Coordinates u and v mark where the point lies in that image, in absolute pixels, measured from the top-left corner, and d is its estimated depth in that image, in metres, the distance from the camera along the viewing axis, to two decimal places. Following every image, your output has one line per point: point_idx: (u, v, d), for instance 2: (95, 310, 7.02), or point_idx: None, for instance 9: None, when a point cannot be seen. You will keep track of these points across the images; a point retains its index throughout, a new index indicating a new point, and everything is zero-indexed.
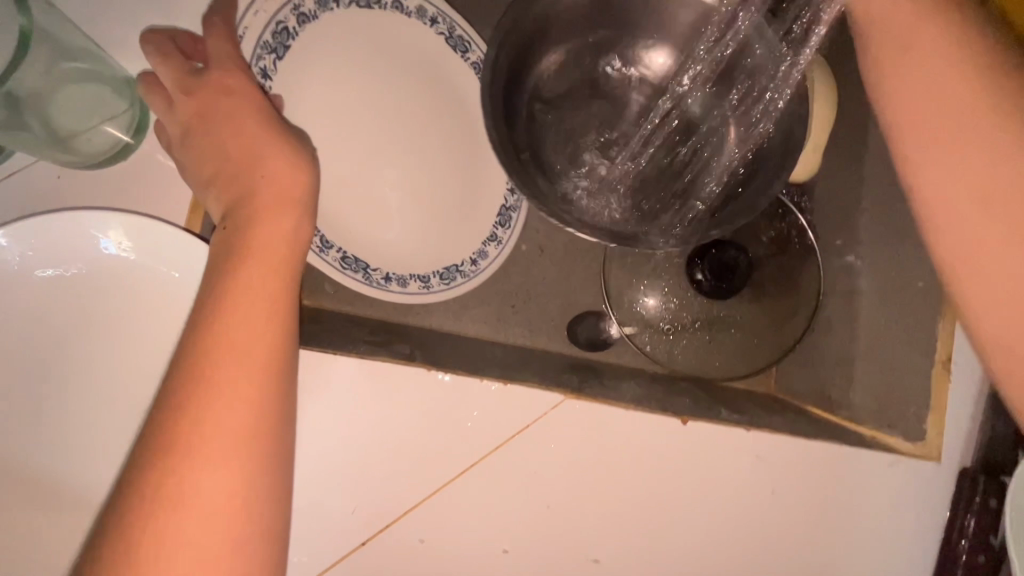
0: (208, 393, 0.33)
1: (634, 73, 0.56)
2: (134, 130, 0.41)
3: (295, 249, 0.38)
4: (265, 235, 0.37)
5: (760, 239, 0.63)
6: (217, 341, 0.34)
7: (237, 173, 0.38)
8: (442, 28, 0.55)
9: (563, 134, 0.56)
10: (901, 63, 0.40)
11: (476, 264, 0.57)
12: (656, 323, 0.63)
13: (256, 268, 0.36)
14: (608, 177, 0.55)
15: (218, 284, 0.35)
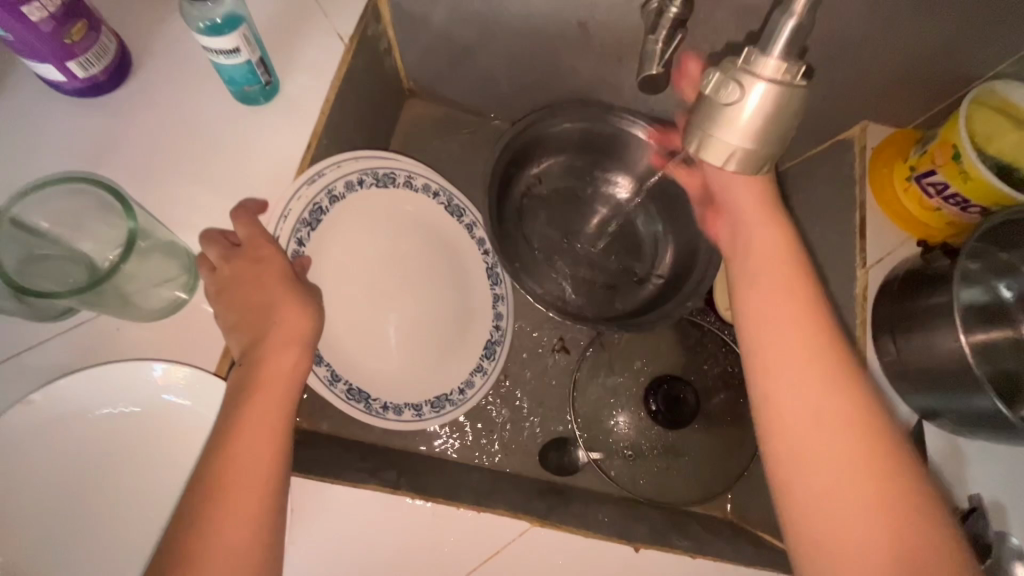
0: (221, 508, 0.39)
1: (601, 192, 0.76)
2: (186, 290, 0.51)
3: (298, 377, 0.47)
4: (277, 369, 0.46)
5: (707, 374, 0.73)
6: (232, 462, 0.41)
7: (256, 320, 0.47)
8: (442, 199, 0.69)
9: (547, 227, 0.76)
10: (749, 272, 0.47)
11: (464, 393, 0.67)
12: (617, 449, 0.70)
13: (267, 398, 0.44)
14: (564, 269, 0.75)
15: (233, 413, 0.42)
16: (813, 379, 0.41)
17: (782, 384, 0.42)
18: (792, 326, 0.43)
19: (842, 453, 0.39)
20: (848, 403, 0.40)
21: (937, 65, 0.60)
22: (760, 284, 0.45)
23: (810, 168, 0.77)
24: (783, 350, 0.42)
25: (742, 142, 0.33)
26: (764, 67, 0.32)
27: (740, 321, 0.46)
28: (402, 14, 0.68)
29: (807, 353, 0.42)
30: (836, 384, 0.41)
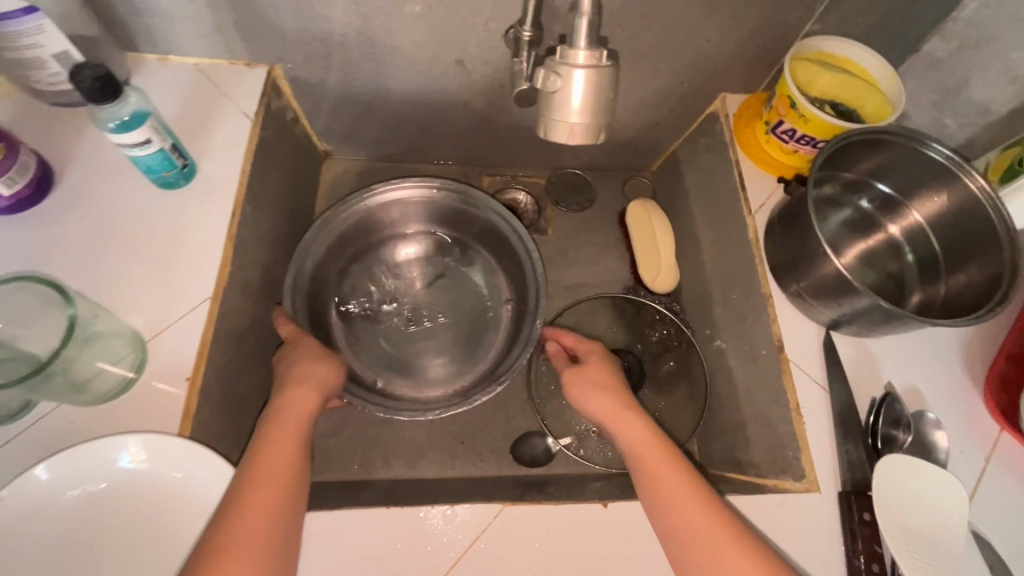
0: (254, 507, 0.45)
1: (394, 261, 0.81)
2: (135, 367, 0.54)
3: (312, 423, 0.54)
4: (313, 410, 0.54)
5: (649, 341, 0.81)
6: (269, 470, 0.48)
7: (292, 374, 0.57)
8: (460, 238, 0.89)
9: (392, 311, 0.79)
10: (620, 420, 0.56)
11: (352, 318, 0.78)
12: (584, 429, 0.74)
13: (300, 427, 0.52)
14: (419, 355, 0.77)
15: (268, 435, 0.50)
16: (718, 541, 0.47)
17: (706, 550, 0.47)
18: (655, 460, 0.52)
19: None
20: (747, 551, 0.46)
21: (760, 34, 0.71)
22: (657, 467, 0.52)
23: (691, 143, 0.87)
24: (695, 521, 0.48)
25: (582, 120, 0.40)
26: (576, 58, 0.39)
27: (653, 492, 0.51)
28: (300, 86, 0.75)
29: (685, 493, 0.50)
30: (733, 538, 0.47)
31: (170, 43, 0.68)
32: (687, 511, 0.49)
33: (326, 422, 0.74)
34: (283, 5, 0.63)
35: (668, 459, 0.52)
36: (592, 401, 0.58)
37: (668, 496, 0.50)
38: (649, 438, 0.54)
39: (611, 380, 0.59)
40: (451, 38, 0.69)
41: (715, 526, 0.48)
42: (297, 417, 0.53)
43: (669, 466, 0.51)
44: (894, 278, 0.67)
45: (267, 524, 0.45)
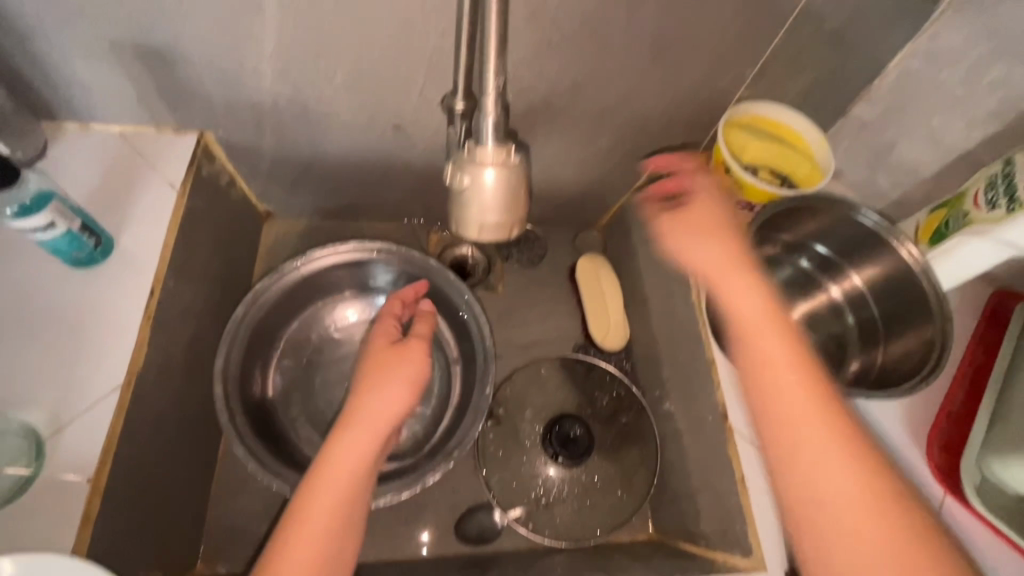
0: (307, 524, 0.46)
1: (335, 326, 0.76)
2: (33, 462, 0.50)
3: (396, 411, 0.54)
4: (386, 422, 0.53)
5: (599, 403, 0.78)
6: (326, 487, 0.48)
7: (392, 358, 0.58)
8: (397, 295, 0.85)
9: (331, 379, 0.74)
10: (728, 284, 0.49)
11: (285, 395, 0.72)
12: (533, 497, 0.72)
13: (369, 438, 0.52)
14: None
15: (341, 434, 0.51)
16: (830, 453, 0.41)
17: (809, 468, 0.41)
18: (763, 327, 0.46)
19: (848, 505, 0.40)
20: (867, 470, 0.40)
21: (695, 99, 0.72)
22: (761, 343, 0.45)
23: (636, 200, 0.88)
24: (802, 420, 0.42)
25: (494, 215, 0.39)
26: (484, 157, 0.38)
27: (761, 391, 0.44)
28: (235, 150, 0.74)
29: (789, 394, 0.43)
30: (859, 458, 0.41)
31: (92, 110, 0.65)
32: (785, 421, 0.43)
33: (260, 505, 0.70)
34: (208, 75, 0.61)
35: (778, 337, 0.45)
36: (691, 256, 0.52)
37: (766, 379, 0.44)
38: (767, 317, 0.46)
39: (729, 237, 0.52)
40: (386, 104, 0.68)
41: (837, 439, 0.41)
42: (362, 428, 0.52)
43: (789, 362, 0.44)
44: (834, 340, 0.68)
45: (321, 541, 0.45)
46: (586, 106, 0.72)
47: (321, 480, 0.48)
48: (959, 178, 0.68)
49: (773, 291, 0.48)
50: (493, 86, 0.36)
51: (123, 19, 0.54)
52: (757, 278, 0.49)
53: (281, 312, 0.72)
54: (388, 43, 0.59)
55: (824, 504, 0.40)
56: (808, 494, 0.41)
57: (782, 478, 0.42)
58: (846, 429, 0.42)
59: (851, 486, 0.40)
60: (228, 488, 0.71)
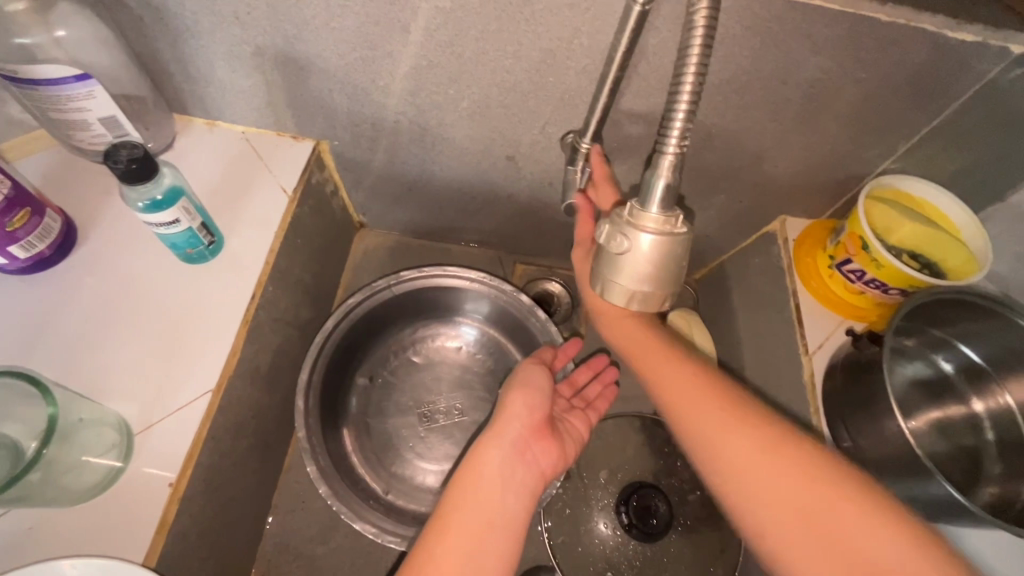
0: (460, 514, 0.46)
1: (421, 350, 0.74)
2: (124, 454, 0.49)
3: (521, 434, 0.51)
4: (522, 425, 0.52)
5: (681, 475, 0.72)
6: (466, 488, 0.47)
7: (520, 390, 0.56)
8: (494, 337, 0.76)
9: (408, 406, 0.71)
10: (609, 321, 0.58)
11: (362, 414, 0.70)
12: (597, 570, 0.67)
13: (503, 436, 0.51)
14: (425, 457, 0.69)
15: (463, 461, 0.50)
16: (758, 468, 0.44)
17: (750, 489, 0.44)
18: (650, 350, 0.55)
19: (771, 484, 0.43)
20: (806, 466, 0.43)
21: (831, 166, 0.67)
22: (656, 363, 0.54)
23: (741, 260, 0.83)
24: (702, 418, 0.48)
25: (646, 287, 0.36)
26: (645, 222, 0.35)
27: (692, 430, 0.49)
28: (344, 162, 0.73)
29: (691, 403, 0.50)
30: (790, 465, 0.44)
31: (221, 111, 0.67)
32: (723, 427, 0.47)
33: (317, 525, 0.68)
34: (338, 88, 0.62)
35: (665, 353, 0.54)
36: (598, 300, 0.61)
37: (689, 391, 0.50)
38: (676, 376, 0.52)
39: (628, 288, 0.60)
40: (503, 136, 0.66)
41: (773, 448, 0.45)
42: (497, 431, 0.51)
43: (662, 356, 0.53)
44: (969, 453, 0.60)
45: (473, 528, 0.45)
46: (709, 160, 0.68)
47: (469, 476, 0.48)
48: None
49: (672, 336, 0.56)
50: (673, 152, 0.33)
51: (273, 28, 0.55)
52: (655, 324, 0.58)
53: (370, 328, 0.70)
54: (523, 76, 0.57)
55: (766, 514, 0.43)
56: (741, 493, 0.44)
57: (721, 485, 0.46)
58: (762, 432, 0.46)
59: (784, 485, 0.43)
60: (288, 503, 0.69)
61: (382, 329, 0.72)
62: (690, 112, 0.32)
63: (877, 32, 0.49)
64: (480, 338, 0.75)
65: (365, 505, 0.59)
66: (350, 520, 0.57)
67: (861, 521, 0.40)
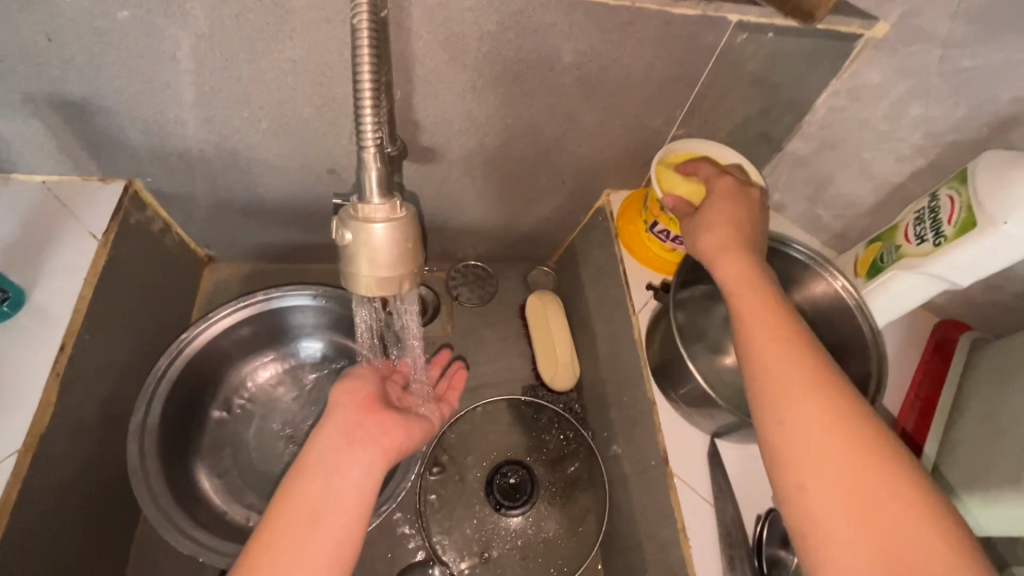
0: (290, 505, 0.46)
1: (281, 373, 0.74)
2: None
3: (349, 430, 0.53)
4: (349, 411, 0.55)
5: (546, 446, 0.76)
6: (299, 480, 0.48)
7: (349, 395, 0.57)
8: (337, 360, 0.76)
9: (271, 429, 0.71)
10: (720, 260, 0.53)
11: (221, 446, 0.69)
12: (476, 550, 0.69)
13: (331, 425, 0.53)
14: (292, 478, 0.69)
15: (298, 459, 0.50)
16: (821, 423, 0.41)
17: (799, 472, 0.40)
18: (754, 295, 0.49)
19: (832, 455, 0.40)
20: (860, 426, 0.41)
21: (629, 139, 0.72)
22: (748, 310, 0.48)
23: (584, 237, 0.88)
24: (782, 374, 0.44)
25: (388, 271, 0.38)
26: (369, 212, 0.37)
27: (754, 386, 0.45)
28: (166, 197, 0.72)
29: (779, 366, 0.44)
30: (852, 427, 0.41)
31: (12, 162, 0.64)
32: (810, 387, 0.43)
33: (180, 569, 0.66)
34: (130, 124, 0.61)
35: (764, 298, 0.49)
36: (712, 230, 0.55)
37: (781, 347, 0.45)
38: (772, 320, 0.47)
39: (743, 210, 0.56)
40: (315, 151, 0.67)
41: (822, 410, 0.41)
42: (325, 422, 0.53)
43: (764, 305, 0.48)
44: None
45: (301, 519, 0.46)
46: (521, 148, 0.72)
47: (297, 469, 0.49)
48: (892, 211, 0.69)
49: (770, 285, 0.50)
50: (373, 145, 0.36)
51: (36, 71, 0.54)
52: (762, 271, 0.51)
53: (218, 359, 0.70)
54: (311, 91, 0.59)
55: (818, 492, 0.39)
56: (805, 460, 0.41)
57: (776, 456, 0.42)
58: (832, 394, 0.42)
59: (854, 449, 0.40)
60: (148, 554, 0.66)
61: (230, 359, 0.71)
62: (378, 106, 0.35)
63: (614, 14, 0.55)
64: (338, 350, 0.76)
65: (216, 537, 0.59)
66: (200, 554, 0.57)
67: (912, 528, 0.37)
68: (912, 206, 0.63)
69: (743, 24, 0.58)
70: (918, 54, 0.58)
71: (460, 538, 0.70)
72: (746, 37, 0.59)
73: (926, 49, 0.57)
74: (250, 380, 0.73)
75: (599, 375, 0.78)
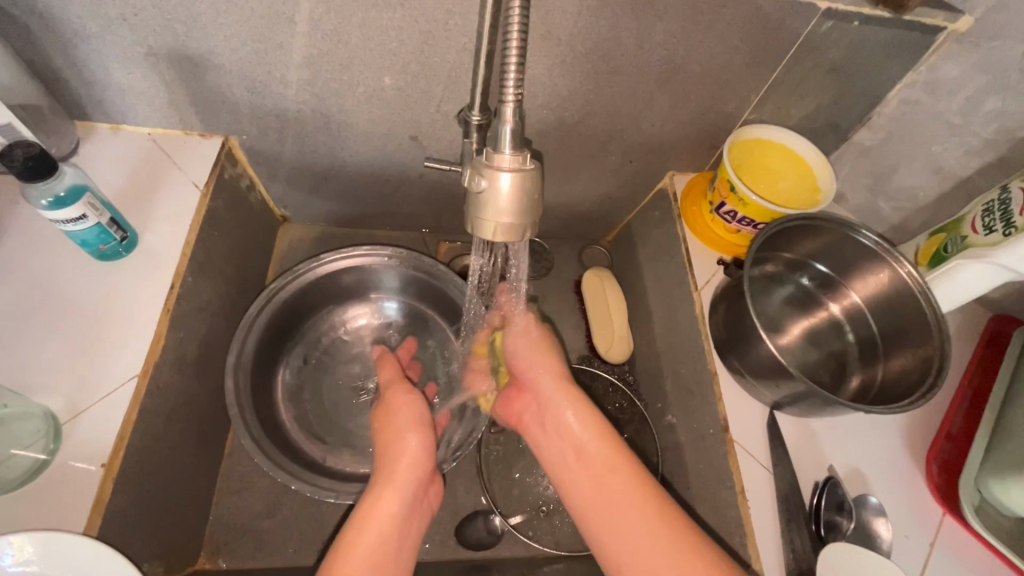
0: (361, 547, 0.48)
1: (354, 328, 0.78)
2: (50, 439, 0.51)
3: (415, 470, 0.56)
4: (417, 447, 0.58)
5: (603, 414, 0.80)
6: (368, 525, 0.50)
7: (405, 421, 0.60)
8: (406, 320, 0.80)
9: (344, 379, 0.75)
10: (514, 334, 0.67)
11: (299, 391, 0.74)
12: (534, 505, 0.73)
13: (399, 487, 0.55)
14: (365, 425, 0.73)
15: (369, 500, 0.53)
16: (599, 491, 0.53)
17: (608, 529, 0.51)
18: (552, 373, 0.62)
19: (639, 508, 0.50)
20: (652, 501, 0.50)
21: (700, 121, 0.75)
22: (541, 385, 0.62)
23: (642, 217, 0.91)
24: (586, 447, 0.56)
25: (511, 218, 0.41)
26: (500, 161, 0.41)
27: (567, 463, 0.58)
28: (256, 155, 0.76)
29: (584, 436, 0.57)
30: (638, 486, 0.52)
31: (125, 113, 0.68)
32: (631, 459, 0.54)
33: (260, 502, 0.71)
34: (238, 83, 0.65)
35: (552, 373, 0.62)
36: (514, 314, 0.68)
37: (583, 416, 0.58)
38: (567, 396, 0.60)
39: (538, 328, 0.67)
40: (403, 118, 0.71)
41: (628, 484, 0.52)
42: (395, 479, 0.55)
43: (554, 379, 0.61)
44: (835, 355, 0.70)
45: (368, 570, 0.47)
46: (596, 126, 0.74)
47: (363, 519, 0.51)
48: (956, 204, 0.71)
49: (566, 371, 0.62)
50: (513, 99, 0.39)
51: (163, 28, 0.58)
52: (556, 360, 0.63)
53: (300, 310, 0.74)
54: (410, 59, 0.62)
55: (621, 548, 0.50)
56: (616, 518, 0.51)
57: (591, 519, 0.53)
58: (633, 475, 0.53)
59: (668, 508, 0.50)
60: (231, 485, 0.71)
61: (310, 311, 0.75)
62: (522, 63, 0.39)
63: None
64: (408, 311, 0.80)
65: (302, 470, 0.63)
66: (292, 484, 0.61)
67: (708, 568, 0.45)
68: (980, 198, 0.65)
69: (831, 12, 0.60)
70: (1003, 48, 0.59)
71: (520, 494, 0.74)
72: (832, 25, 0.61)
73: (1010, 44, 0.58)
74: (327, 333, 0.77)
75: (654, 350, 0.81)
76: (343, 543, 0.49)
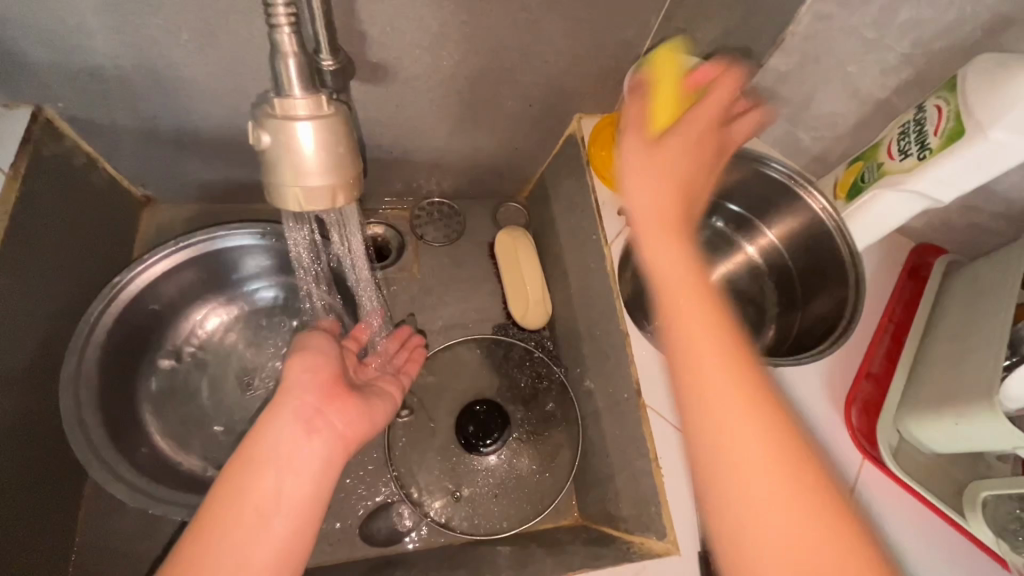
0: (238, 493, 0.42)
1: (231, 319, 0.70)
2: None
3: (317, 404, 0.49)
4: (312, 389, 0.49)
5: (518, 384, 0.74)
6: (248, 464, 0.43)
7: (317, 357, 0.52)
8: (293, 303, 0.72)
9: (226, 377, 0.69)
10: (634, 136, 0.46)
11: (174, 396, 0.67)
12: (445, 489, 0.68)
13: (296, 417, 0.47)
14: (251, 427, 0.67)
15: (252, 434, 0.45)
16: (713, 392, 0.36)
17: (720, 442, 0.35)
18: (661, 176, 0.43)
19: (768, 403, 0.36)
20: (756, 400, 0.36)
21: (600, 53, 0.66)
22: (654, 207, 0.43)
23: (553, 167, 0.83)
24: (684, 313, 0.38)
25: (324, 181, 0.33)
26: (295, 109, 0.32)
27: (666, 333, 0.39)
28: (84, 126, 0.64)
29: (683, 302, 0.39)
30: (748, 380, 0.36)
31: None
32: (718, 325, 0.38)
33: (135, 524, 0.65)
34: (27, 35, 0.53)
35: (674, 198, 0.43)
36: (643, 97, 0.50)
37: (688, 273, 0.40)
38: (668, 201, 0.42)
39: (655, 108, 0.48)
40: (251, 69, 0.60)
41: (731, 366, 0.37)
42: (289, 405, 0.47)
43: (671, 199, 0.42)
44: (753, 303, 0.66)
45: (247, 519, 0.41)
46: (482, 66, 0.65)
47: (247, 458, 0.44)
48: (875, 130, 0.65)
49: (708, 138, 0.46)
50: (286, 22, 0.30)
51: None
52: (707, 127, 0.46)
53: (156, 309, 0.65)
54: None
55: (744, 471, 0.34)
56: (736, 434, 0.35)
57: (707, 422, 0.36)
58: (739, 354, 0.37)
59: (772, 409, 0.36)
60: (100, 507, 0.66)
61: (172, 307, 0.67)
62: None
63: None
64: (292, 293, 0.72)
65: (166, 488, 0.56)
66: (152, 508, 0.55)
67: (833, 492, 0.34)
68: (897, 121, 0.59)
69: None
70: None
71: (429, 480, 0.69)
72: None
73: None
74: (199, 328, 0.69)
75: (569, 311, 0.76)
76: (219, 487, 0.43)
